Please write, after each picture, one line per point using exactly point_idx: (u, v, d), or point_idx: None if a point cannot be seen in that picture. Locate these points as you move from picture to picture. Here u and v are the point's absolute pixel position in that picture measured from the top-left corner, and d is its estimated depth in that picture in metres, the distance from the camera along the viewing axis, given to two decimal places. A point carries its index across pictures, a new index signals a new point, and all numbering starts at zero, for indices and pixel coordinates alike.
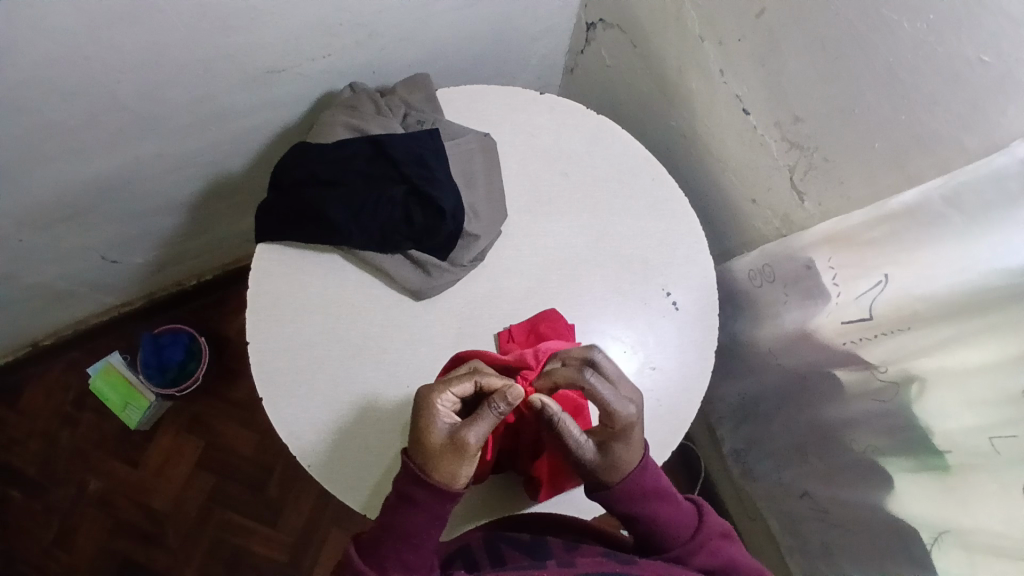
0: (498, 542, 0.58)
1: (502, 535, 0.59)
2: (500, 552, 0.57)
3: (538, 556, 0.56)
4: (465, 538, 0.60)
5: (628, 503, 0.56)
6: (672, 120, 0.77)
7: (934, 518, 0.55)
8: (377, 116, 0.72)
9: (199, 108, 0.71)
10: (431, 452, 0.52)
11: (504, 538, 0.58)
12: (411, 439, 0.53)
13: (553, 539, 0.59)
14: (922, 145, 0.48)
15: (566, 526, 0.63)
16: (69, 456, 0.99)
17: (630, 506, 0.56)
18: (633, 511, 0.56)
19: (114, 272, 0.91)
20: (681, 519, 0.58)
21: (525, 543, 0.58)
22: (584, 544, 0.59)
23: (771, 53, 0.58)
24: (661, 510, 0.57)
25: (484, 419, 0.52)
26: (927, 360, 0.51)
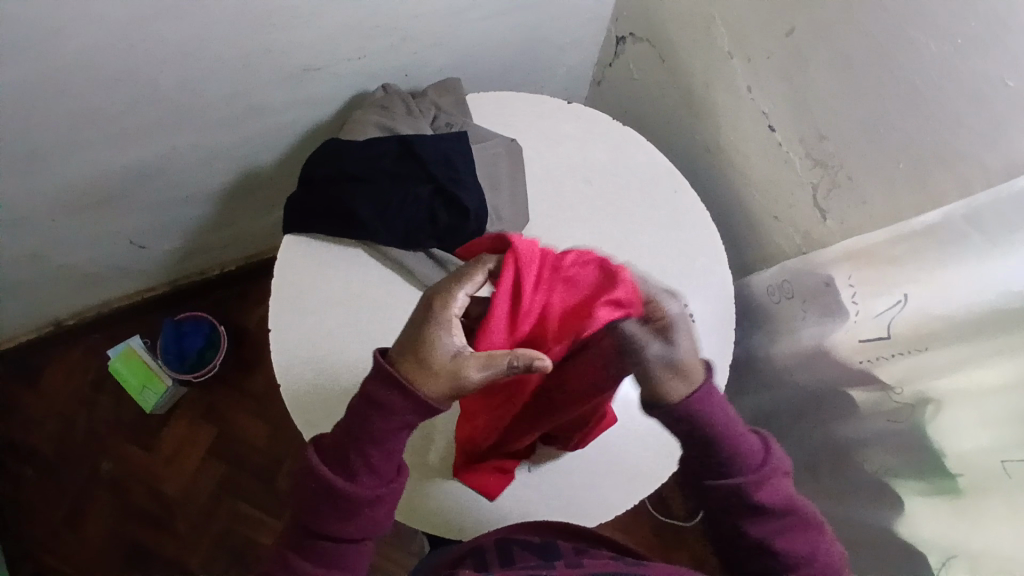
0: (510, 544, 0.57)
1: (515, 538, 0.58)
2: (510, 552, 0.56)
3: (547, 556, 0.55)
4: (479, 540, 0.60)
5: (693, 423, 0.49)
6: (697, 134, 0.78)
7: (944, 541, 0.54)
8: (407, 117, 0.74)
9: (236, 101, 0.73)
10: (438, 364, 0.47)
11: (517, 541, 0.58)
12: (409, 336, 0.48)
13: (566, 544, 0.58)
14: (946, 165, 0.48)
15: (580, 532, 0.61)
16: (84, 436, 1.00)
17: (687, 414, 0.49)
18: (695, 420, 0.49)
19: (140, 258, 0.94)
20: (749, 443, 0.50)
21: (537, 545, 0.57)
22: (599, 550, 0.57)
23: (799, 71, 0.59)
24: (734, 437, 0.49)
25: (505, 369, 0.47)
26: (944, 380, 0.50)
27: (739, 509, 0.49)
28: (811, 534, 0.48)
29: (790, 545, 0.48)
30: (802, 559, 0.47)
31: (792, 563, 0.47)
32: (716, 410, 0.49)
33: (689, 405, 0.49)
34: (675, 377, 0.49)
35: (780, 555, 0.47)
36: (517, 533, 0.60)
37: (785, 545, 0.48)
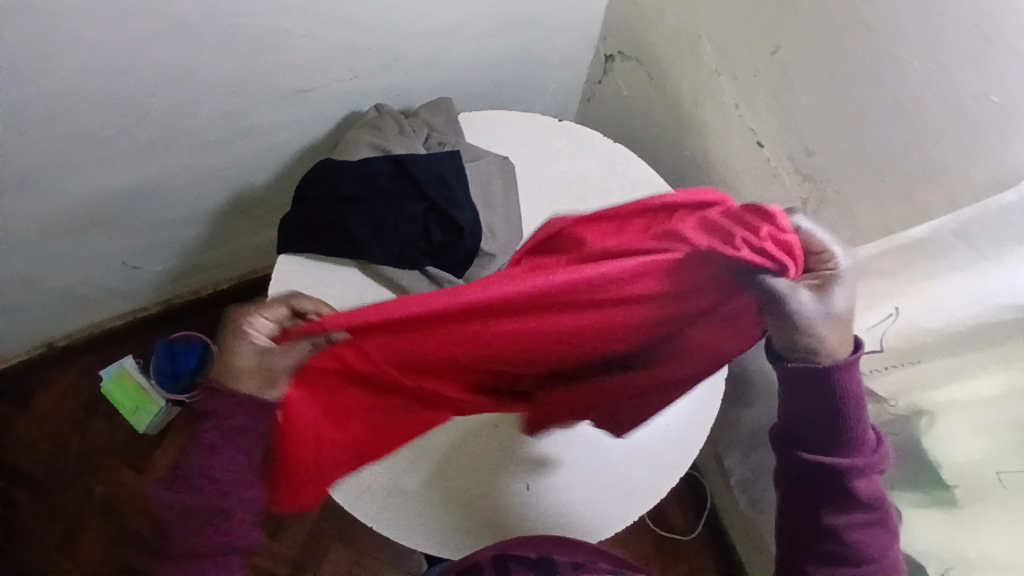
0: (504, 560, 0.57)
1: (511, 553, 0.58)
2: (503, 570, 0.55)
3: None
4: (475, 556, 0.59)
5: (827, 398, 0.45)
6: (687, 150, 0.79)
7: (942, 552, 0.53)
8: (399, 137, 0.75)
9: (230, 122, 0.74)
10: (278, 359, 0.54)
11: (512, 556, 0.57)
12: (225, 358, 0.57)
13: (563, 561, 0.57)
14: (933, 179, 0.49)
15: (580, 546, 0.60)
16: (75, 459, 0.99)
17: (807, 386, 0.45)
18: (814, 395, 0.45)
19: (133, 279, 0.93)
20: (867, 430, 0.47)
21: (533, 562, 0.56)
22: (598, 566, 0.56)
23: (784, 89, 0.60)
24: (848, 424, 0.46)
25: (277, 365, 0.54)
26: (936, 392, 0.52)
27: (835, 496, 0.48)
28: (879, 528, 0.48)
29: (862, 534, 0.48)
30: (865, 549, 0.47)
31: (863, 556, 0.48)
32: (849, 395, 0.46)
33: (832, 380, 0.44)
34: (831, 336, 0.44)
35: (852, 542, 0.48)
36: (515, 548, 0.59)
37: (862, 538, 0.48)
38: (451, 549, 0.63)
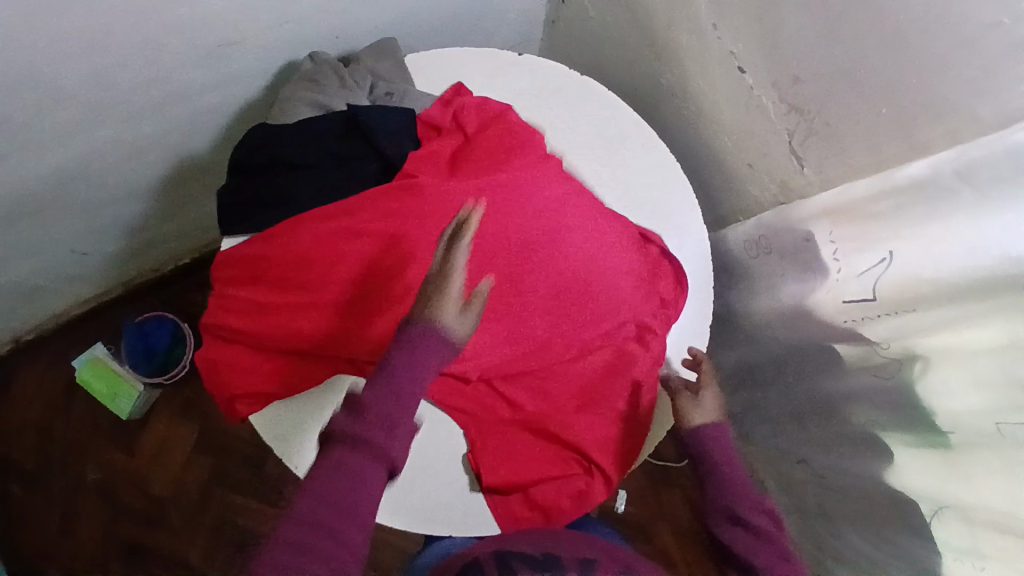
0: (508, 558, 0.53)
1: (513, 552, 0.54)
2: (508, 566, 0.52)
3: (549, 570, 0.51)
4: (475, 553, 0.57)
5: (704, 452, 0.61)
6: (662, 78, 0.71)
7: (935, 489, 0.51)
8: (342, 91, 0.67)
9: (153, 90, 0.66)
10: (447, 292, 0.51)
11: (514, 554, 0.54)
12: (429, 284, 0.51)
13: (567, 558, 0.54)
14: (931, 111, 0.44)
15: (578, 543, 0.58)
16: (63, 445, 0.98)
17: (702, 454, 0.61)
18: (705, 454, 0.61)
19: (88, 262, 0.88)
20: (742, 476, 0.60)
21: (538, 559, 0.53)
22: (604, 563, 0.54)
23: (768, 6, 0.53)
24: (726, 465, 0.60)
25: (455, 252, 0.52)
26: (926, 339, 0.48)
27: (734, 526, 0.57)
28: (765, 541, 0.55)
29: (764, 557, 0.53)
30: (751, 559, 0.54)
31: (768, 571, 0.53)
32: (722, 445, 0.61)
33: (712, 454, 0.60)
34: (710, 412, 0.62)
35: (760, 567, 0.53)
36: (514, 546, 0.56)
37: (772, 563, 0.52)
38: (452, 526, 0.61)
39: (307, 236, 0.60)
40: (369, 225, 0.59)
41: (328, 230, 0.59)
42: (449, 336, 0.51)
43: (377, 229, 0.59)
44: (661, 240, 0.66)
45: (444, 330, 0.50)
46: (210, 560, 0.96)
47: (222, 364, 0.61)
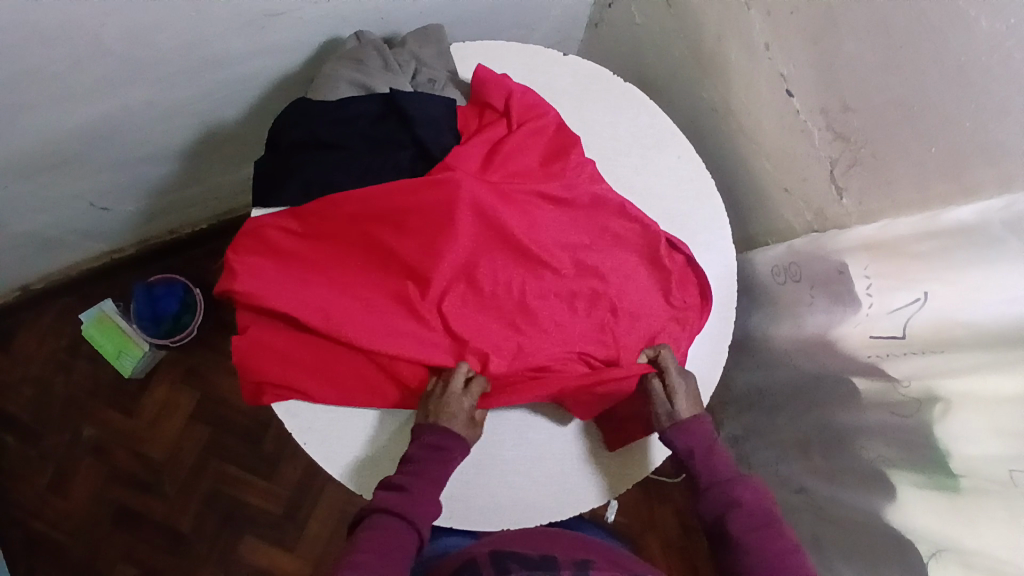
0: (506, 560, 0.53)
1: (510, 553, 0.54)
2: (506, 567, 0.52)
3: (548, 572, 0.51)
4: (472, 553, 0.56)
5: (691, 450, 0.60)
6: (705, 92, 0.71)
7: (937, 533, 0.52)
8: (384, 73, 0.67)
9: (190, 52, 0.65)
10: (460, 398, 0.58)
11: (512, 555, 0.54)
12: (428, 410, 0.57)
13: (565, 560, 0.54)
14: (986, 157, 0.43)
15: (574, 545, 0.58)
16: (63, 402, 0.98)
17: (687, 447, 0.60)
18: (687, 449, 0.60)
19: (105, 219, 0.87)
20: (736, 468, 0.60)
21: (533, 561, 0.53)
22: (599, 564, 0.54)
23: (827, 31, 0.52)
24: (708, 458, 0.60)
25: (473, 380, 0.59)
26: (950, 382, 0.48)
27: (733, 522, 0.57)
28: (764, 530, 0.56)
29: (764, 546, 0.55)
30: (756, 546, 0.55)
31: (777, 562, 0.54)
32: (704, 441, 0.60)
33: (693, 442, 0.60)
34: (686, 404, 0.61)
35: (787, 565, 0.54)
36: (510, 547, 0.56)
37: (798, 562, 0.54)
38: (454, 519, 0.61)
39: (344, 214, 0.60)
40: (402, 212, 0.59)
41: (362, 214, 0.60)
42: (460, 440, 0.58)
43: (411, 216, 0.59)
44: (688, 248, 0.64)
45: (457, 440, 0.57)
46: (200, 529, 0.96)
47: (239, 343, 0.60)
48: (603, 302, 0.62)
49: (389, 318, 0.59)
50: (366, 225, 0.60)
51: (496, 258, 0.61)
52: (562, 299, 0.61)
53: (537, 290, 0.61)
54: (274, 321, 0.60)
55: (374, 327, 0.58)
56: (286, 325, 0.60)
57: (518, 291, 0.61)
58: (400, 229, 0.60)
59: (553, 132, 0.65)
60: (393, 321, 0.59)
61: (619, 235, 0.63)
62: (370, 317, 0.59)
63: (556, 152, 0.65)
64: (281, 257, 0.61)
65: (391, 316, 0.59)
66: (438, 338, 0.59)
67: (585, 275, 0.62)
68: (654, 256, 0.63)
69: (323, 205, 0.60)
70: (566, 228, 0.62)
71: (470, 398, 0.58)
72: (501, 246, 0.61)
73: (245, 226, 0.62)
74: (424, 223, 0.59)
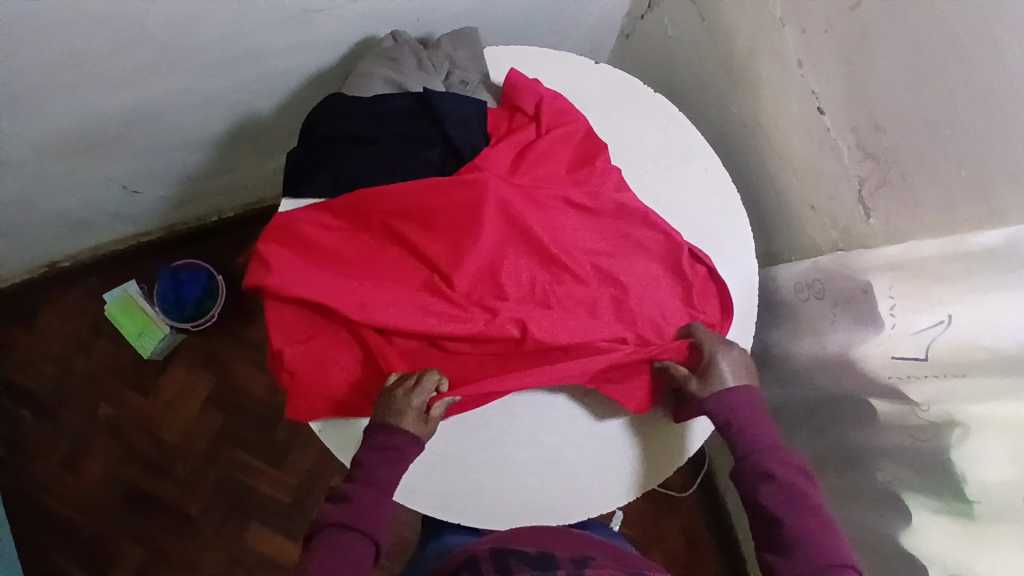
0: (506, 557, 0.54)
1: (510, 551, 0.55)
2: (506, 565, 0.53)
3: (546, 570, 0.52)
4: (473, 551, 0.57)
5: (732, 420, 0.59)
6: (735, 107, 0.71)
7: (950, 559, 0.52)
8: (418, 72, 0.68)
9: (229, 44, 0.67)
10: (407, 396, 0.57)
11: (512, 552, 0.55)
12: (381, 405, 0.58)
13: (563, 556, 0.55)
14: (1014, 181, 0.43)
15: (576, 543, 0.59)
16: (82, 379, 0.99)
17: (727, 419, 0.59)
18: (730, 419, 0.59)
19: (135, 202, 0.89)
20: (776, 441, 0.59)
21: (533, 558, 0.54)
22: (598, 561, 0.55)
23: (861, 51, 0.53)
24: (751, 428, 0.59)
25: (424, 380, 0.58)
26: (970, 406, 0.48)
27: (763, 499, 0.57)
28: (802, 510, 0.55)
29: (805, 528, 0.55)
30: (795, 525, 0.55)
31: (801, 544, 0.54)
32: (749, 414, 0.60)
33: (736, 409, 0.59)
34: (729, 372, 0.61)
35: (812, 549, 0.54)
36: (511, 544, 0.57)
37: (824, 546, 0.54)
38: (463, 517, 0.61)
39: (375, 209, 0.61)
40: (432, 210, 0.60)
41: (393, 210, 0.61)
42: (411, 437, 0.57)
43: (439, 213, 0.60)
44: (711, 259, 0.64)
45: (407, 438, 0.57)
46: (209, 512, 0.97)
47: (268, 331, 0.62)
48: (626, 308, 0.62)
49: (415, 313, 0.60)
50: (397, 221, 0.61)
51: (521, 258, 0.61)
52: (586, 302, 0.62)
53: (560, 291, 0.62)
54: (305, 314, 0.62)
55: (402, 321, 0.59)
56: (317, 318, 0.62)
57: (542, 292, 0.61)
58: (428, 226, 0.61)
59: (583, 138, 0.65)
60: (418, 317, 0.59)
61: (644, 242, 0.64)
62: (397, 312, 0.59)
63: (583, 158, 0.65)
64: (310, 252, 0.62)
65: (417, 311, 0.60)
66: (461, 334, 0.59)
67: (608, 279, 0.62)
68: (677, 264, 0.64)
69: (355, 200, 0.61)
70: (591, 233, 0.63)
71: (420, 396, 0.57)
72: (526, 247, 0.61)
73: (277, 220, 0.63)
74: (452, 221, 0.60)
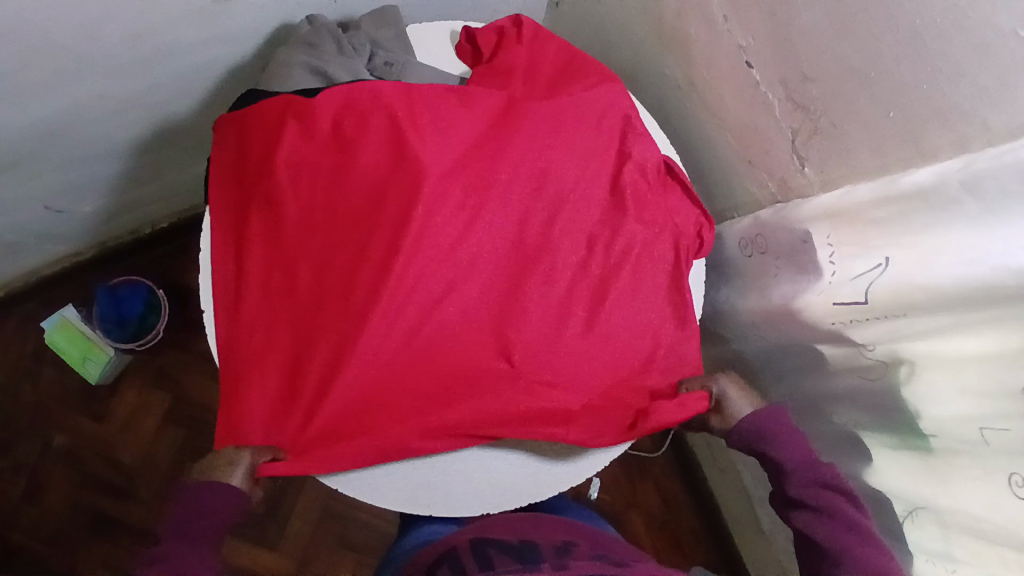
0: (487, 547, 0.59)
1: (490, 540, 0.60)
2: (488, 555, 0.58)
3: (523, 556, 0.56)
4: (453, 541, 0.62)
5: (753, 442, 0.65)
6: (667, 69, 0.71)
7: (912, 492, 0.53)
8: (339, 56, 0.65)
9: (140, 44, 0.63)
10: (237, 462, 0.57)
11: (492, 543, 0.59)
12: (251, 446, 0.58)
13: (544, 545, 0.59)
14: (940, 118, 0.43)
15: (557, 527, 0.63)
16: (31, 410, 0.94)
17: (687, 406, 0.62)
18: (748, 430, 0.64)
19: (62, 221, 0.84)
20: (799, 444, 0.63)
21: (517, 549, 0.58)
22: (578, 546, 0.59)
23: (783, 2, 0.53)
24: (791, 444, 0.63)
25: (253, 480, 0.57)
26: (917, 343, 0.49)
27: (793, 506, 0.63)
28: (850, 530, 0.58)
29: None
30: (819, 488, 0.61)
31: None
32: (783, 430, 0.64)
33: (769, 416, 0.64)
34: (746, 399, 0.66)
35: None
36: (491, 533, 0.61)
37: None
38: (434, 508, 0.59)
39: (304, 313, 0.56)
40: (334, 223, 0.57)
41: (325, 306, 0.56)
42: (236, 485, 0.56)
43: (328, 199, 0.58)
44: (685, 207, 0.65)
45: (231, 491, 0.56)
46: None
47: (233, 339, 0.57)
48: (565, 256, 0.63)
49: (455, 300, 0.58)
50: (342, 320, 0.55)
51: (512, 308, 0.59)
52: (575, 267, 0.61)
53: (561, 330, 0.60)
54: (378, 395, 0.56)
55: (558, 373, 0.59)
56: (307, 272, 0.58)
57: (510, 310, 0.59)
58: (334, 228, 0.57)
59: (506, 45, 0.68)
60: (585, 356, 0.59)
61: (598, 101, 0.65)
62: (579, 371, 0.59)
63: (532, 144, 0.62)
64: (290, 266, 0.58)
65: (553, 341, 0.59)
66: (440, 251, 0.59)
67: (552, 185, 0.62)
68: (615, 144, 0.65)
69: (256, 256, 0.58)
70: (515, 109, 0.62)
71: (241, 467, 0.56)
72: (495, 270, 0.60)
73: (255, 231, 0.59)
74: (353, 215, 0.58)
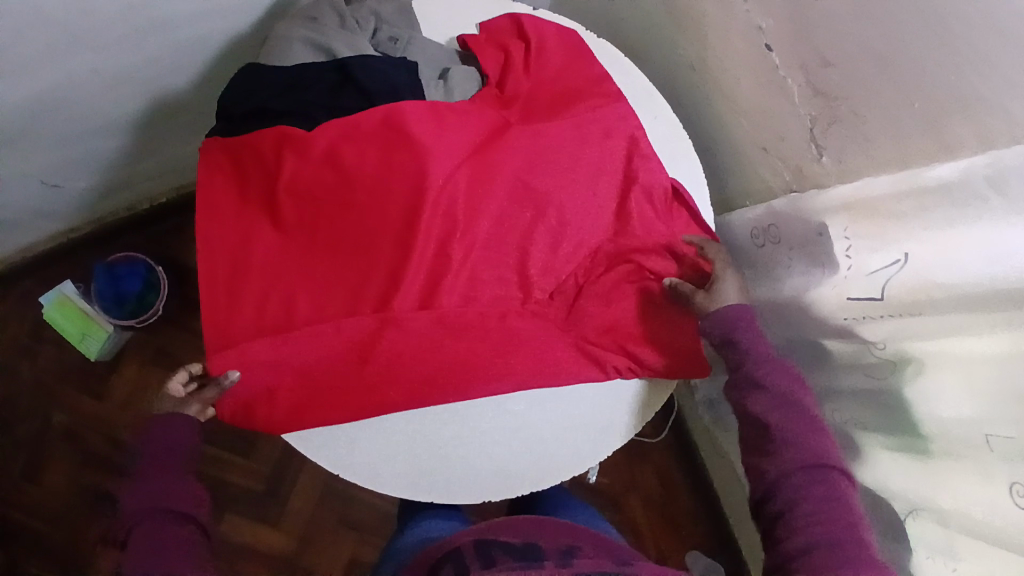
0: (490, 547, 0.57)
1: (492, 541, 0.58)
2: (491, 557, 0.56)
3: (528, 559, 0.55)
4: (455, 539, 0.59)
5: (725, 334, 0.58)
6: (681, 49, 0.69)
7: (914, 492, 0.52)
8: (341, 31, 0.63)
9: (136, 17, 0.61)
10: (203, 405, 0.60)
11: (496, 543, 0.57)
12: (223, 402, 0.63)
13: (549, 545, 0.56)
14: (966, 108, 0.41)
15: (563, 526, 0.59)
16: (30, 388, 0.94)
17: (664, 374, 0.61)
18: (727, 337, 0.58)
19: (58, 196, 0.83)
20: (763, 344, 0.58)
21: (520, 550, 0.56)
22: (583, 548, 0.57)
23: None
24: (755, 338, 0.58)
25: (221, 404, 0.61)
26: (926, 341, 0.47)
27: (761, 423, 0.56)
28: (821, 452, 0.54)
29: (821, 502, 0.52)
30: (781, 429, 0.55)
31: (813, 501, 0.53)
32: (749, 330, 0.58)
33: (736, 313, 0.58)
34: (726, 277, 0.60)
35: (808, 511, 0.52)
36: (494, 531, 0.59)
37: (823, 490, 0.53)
38: (435, 494, 0.57)
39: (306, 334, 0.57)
40: (336, 244, 0.58)
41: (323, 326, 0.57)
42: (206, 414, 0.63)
43: (331, 226, 0.58)
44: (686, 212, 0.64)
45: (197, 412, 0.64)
46: None
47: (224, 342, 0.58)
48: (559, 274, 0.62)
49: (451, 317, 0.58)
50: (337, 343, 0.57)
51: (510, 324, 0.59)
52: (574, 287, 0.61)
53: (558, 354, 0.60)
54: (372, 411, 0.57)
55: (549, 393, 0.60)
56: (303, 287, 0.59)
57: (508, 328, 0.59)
58: (332, 245, 0.58)
59: (514, 55, 0.65)
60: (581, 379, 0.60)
61: (602, 120, 0.63)
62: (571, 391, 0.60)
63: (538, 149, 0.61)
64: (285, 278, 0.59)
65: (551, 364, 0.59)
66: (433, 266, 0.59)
67: (553, 207, 0.60)
68: (621, 165, 0.63)
69: (258, 268, 0.58)
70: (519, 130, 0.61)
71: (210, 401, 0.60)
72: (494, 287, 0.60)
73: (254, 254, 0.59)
74: (352, 233, 0.58)
